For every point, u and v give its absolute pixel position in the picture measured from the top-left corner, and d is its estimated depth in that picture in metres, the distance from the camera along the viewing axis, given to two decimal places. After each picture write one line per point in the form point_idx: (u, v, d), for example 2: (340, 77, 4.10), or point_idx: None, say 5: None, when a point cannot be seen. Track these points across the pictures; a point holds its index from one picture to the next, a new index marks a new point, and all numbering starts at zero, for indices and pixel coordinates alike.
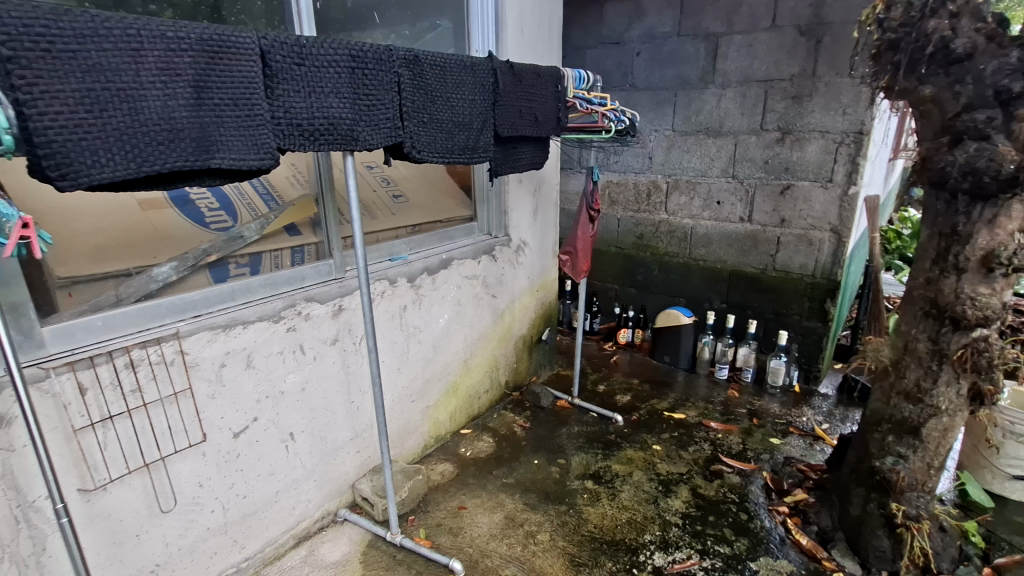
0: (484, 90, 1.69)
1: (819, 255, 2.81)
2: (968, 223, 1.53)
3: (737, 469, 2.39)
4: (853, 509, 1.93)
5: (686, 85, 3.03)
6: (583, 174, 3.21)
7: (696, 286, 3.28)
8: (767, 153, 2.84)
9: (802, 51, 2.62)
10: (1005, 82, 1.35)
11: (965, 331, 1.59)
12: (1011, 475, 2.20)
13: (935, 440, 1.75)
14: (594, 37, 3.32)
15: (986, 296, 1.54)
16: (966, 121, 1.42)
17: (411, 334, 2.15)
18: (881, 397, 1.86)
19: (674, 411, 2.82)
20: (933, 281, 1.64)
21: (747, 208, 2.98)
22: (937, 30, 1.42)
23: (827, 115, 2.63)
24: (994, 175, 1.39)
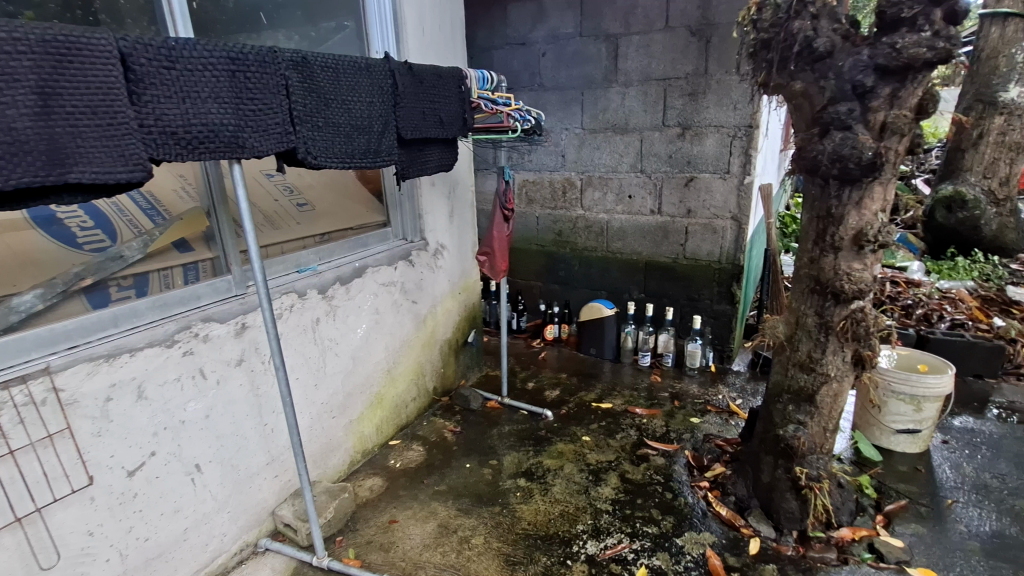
0: (383, 92, 1.65)
1: (723, 242, 3.00)
2: (839, 206, 1.68)
3: (661, 451, 2.49)
4: (765, 477, 2.08)
5: (591, 84, 3.12)
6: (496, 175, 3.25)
7: (614, 278, 3.39)
8: (670, 147, 2.99)
9: (694, 50, 2.78)
10: (860, 77, 1.50)
11: (845, 304, 1.76)
12: (895, 429, 2.45)
13: (827, 405, 1.92)
14: (499, 37, 3.34)
15: (859, 272, 1.71)
16: (832, 113, 1.55)
17: (327, 347, 2.06)
18: (780, 369, 2.00)
19: (601, 402, 2.90)
20: (816, 260, 1.78)
21: (656, 201, 3.12)
22: (801, 30, 1.55)
23: (720, 111, 2.81)
24: (857, 162, 1.54)
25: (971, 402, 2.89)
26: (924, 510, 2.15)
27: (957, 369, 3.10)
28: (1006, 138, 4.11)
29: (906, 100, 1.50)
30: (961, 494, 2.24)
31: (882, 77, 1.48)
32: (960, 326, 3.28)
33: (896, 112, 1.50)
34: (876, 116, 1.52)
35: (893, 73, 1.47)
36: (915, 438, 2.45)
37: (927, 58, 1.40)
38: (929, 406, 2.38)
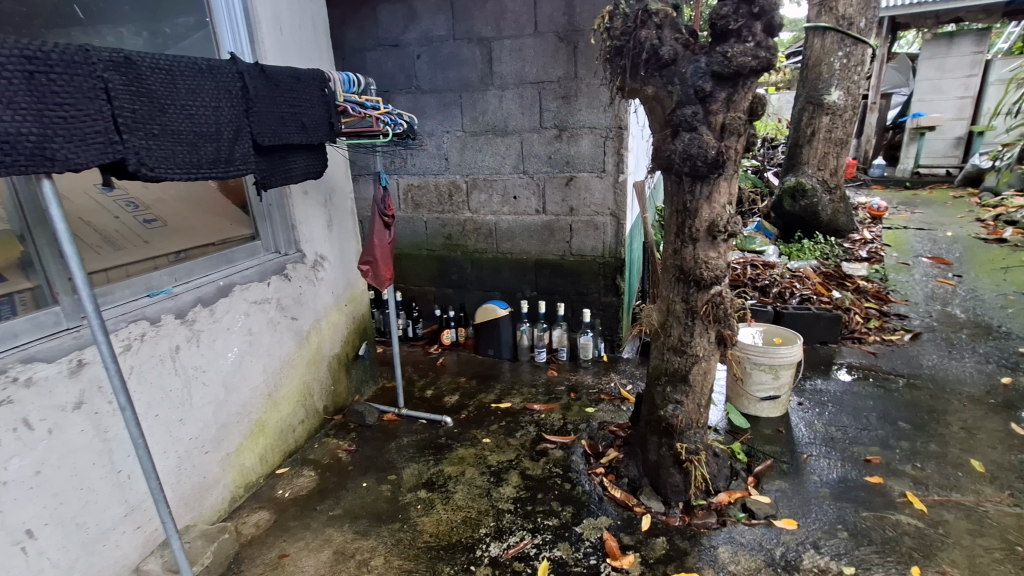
0: (231, 95, 1.53)
1: (604, 238, 3.16)
2: (693, 201, 1.83)
3: (559, 444, 2.56)
4: (652, 456, 2.21)
5: (468, 87, 3.13)
6: (372, 180, 3.18)
7: (506, 278, 3.44)
8: (549, 149, 3.08)
9: (563, 55, 2.90)
10: (700, 82, 1.64)
11: (705, 290, 1.92)
12: (760, 397, 2.73)
13: (699, 383, 2.08)
14: (371, 38, 3.25)
15: (714, 259, 1.87)
16: (680, 116, 1.68)
17: (191, 377, 1.87)
18: (658, 354, 2.14)
19: (500, 401, 2.92)
20: (678, 251, 1.93)
21: (540, 200, 3.20)
22: (647, 39, 1.67)
23: (592, 113, 2.95)
24: (704, 160, 1.68)
25: (819, 365, 3.31)
26: (786, 466, 2.43)
27: (807, 338, 3.52)
28: (833, 135, 4.74)
29: (739, 104, 1.67)
30: (814, 448, 2.55)
31: (719, 82, 1.64)
32: (807, 301, 3.75)
33: (732, 114, 1.66)
34: (716, 117, 1.68)
35: (727, 79, 1.63)
36: (776, 403, 2.75)
37: (753, 65, 1.58)
38: (784, 373, 2.68)
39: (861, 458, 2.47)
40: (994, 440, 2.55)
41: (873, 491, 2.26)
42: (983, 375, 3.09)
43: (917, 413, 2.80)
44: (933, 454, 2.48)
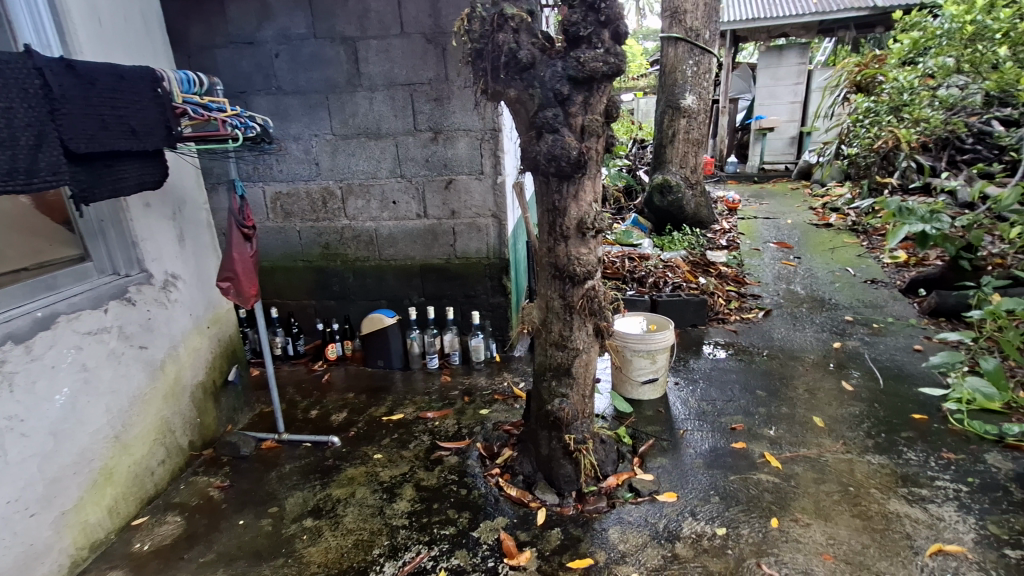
0: (27, 94, 1.30)
1: (488, 239, 3.18)
2: (561, 200, 1.89)
3: (454, 450, 2.53)
4: (543, 450, 2.26)
5: (335, 88, 2.99)
6: (226, 189, 2.95)
7: (392, 286, 3.34)
8: (426, 151, 3.04)
9: (433, 57, 2.87)
10: (558, 85, 1.70)
11: (580, 285, 2.00)
12: (641, 381, 2.91)
13: (581, 374, 2.16)
14: (220, 35, 2.97)
15: (585, 255, 1.95)
16: (542, 118, 1.73)
17: (4, 429, 1.58)
18: (542, 351, 2.19)
19: (392, 414, 2.82)
20: (552, 249, 1.98)
21: (420, 205, 3.15)
22: (506, 42, 1.71)
23: (465, 115, 2.96)
24: (567, 160, 1.75)
25: (692, 346, 3.61)
26: (665, 443, 2.61)
27: (680, 323, 3.83)
28: (691, 135, 5.20)
29: (595, 107, 1.76)
30: (689, 423, 2.77)
31: (575, 86, 1.71)
32: (678, 288, 4.06)
33: (590, 116, 1.75)
34: (576, 119, 1.75)
35: (582, 83, 1.71)
36: (655, 385, 2.95)
37: (604, 70, 1.67)
38: (660, 357, 2.88)
39: (728, 427, 2.73)
40: (831, 398, 2.96)
41: (738, 456, 2.51)
42: (820, 342, 3.57)
43: (771, 381, 3.16)
44: (785, 416, 2.81)
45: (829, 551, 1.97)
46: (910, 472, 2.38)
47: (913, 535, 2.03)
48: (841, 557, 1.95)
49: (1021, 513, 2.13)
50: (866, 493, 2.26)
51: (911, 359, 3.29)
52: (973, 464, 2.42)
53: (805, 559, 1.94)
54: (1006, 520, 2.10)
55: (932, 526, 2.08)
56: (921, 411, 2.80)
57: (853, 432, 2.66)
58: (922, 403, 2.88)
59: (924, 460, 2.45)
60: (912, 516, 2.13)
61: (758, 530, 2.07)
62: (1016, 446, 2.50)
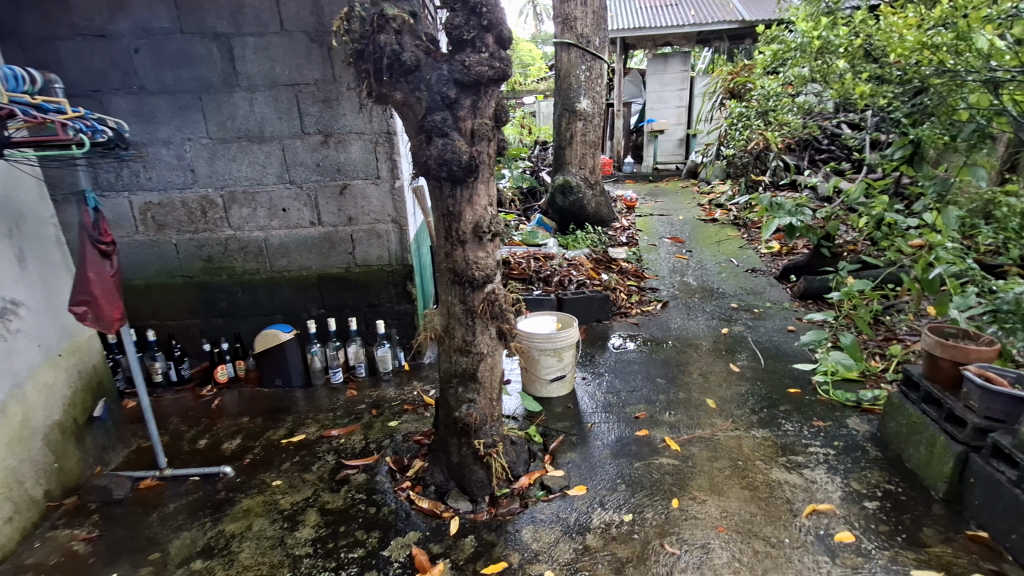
0: None
1: (389, 246, 3.09)
2: (455, 204, 1.87)
3: (361, 467, 2.42)
4: (454, 458, 2.22)
5: (209, 88, 2.76)
6: (74, 204, 2.63)
7: (287, 298, 3.14)
8: (316, 156, 2.89)
9: (317, 56, 2.74)
10: (444, 89, 1.69)
11: (480, 289, 2.00)
12: (549, 379, 2.97)
13: (487, 378, 2.16)
14: (64, 26, 2.63)
15: (483, 259, 1.95)
16: (431, 122, 1.71)
17: None
18: (446, 358, 2.15)
19: (292, 436, 2.65)
20: (450, 254, 1.95)
21: (314, 212, 2.99)
22: (388, 44, 1.67)
23: (356, 117, 2.85)
24: (459, 164, 1.73)
25: (597, 341, 3.75)
26: (575, 438, 2.67)
27: (586, 319, 3.96)
28: (587, 138, 5.40)
29: (484, 110, 1.76)
30: (596, 416, 2.87)
31: (462, 90, 1.71)
32: (583, 285, 4.19)
33: (479, 120, 1.75)
34: (466, 123, 1.74)
35: (469, 87, 1.71)
36: (563, 382, 3.02)
37: (490, 75, 1.69)
38: (566, 353, 2.96)
39: (632, 416, 2.86)
40: (720, 379, 3.21)
41: (641, 443, 2.63)
42: (711, 329, 3.85)
43: (669, 368, 3.36)
44: (682, 401, 3.00)
45: (723, 524, 2.12)
46: (788, 442, 2.63)
47: (792, 499, 2.25)
48: (733, 528, 2.11)
49: (876, 467, 2.44)
50: (752, 465, 2.47)
51: (786, 338, 3.66)
52: (837, 428, 2.73)
53: (702, 533, 2.08)
54: (865, 476, 2.39)
55: (807, 489, 2.31)
56: (796, 385, 3.12)
57: (740, 410, 2.90)
58: (795, 377, 3.21)
59: (799, 429, 2.72)
60: (791, 482, 2.35)
61: (661, 512, 2.19)
62: (871, 409, 2.86)
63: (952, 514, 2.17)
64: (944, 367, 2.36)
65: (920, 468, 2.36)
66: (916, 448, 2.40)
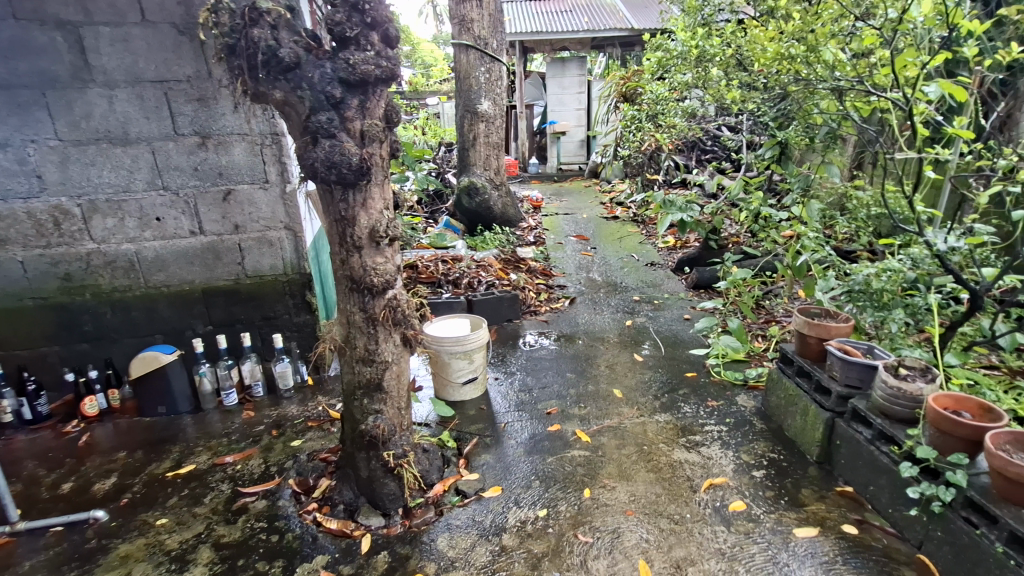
0: None
1: (283, 254, 2.92)
2: (348, 208, 1.79)
3: (261, 493, 2.25)
4: (363, 473, 2.13)
5: (56, 83, 2.46)
6: None
7: (167, 316, 2.86)
8: (193, 159, 2.67)
9: (188, 50, 2.54)
10: (328, 88, 1.62)
11: (381, 296, 1.93)
12: (461, 382, 2.95)
13: (393, 387, 2.10)
14: None
15: (382, 265, 1.89)
16: (316, 122, 1.63)
17: None
18: (349, 369, 2.06)
19: (180, 467, 2.40)
20: (346, 260, 1.87)
21: (194, 220, 2.75)
22: (262, 39, 1.57)
23: (238, 118, 2.67)
24: (349, 167, 1.66)
25: (509, 340, 3.78)
26: (488, 439, 2.67)
27: (497, 319, 3.98)
28: (491, 139, 5.43)
29: (373, 111, 1.71)
30: (509, 415, 2.89)
31: (348, 89, 1.65)
32: (492, 286, 4.20)
33: (368, 121, 1.69)
34: (354, 124, 1.68)
35: (356, 86, 1.65)
36: (476, 384, 3.01)
37: (377, 74, 1.64)
38: (477, 355, 2.95)
39: (544, 412, 2.91)
40: (626, 369, 3.37)
41: (554, 438, 2.69)
42: (615, 322, 4.03)
43: (578, 362, 3.47)
44: (591, 393, 3.10)
45: (632, 508, 2.22)
46: (687, 423, 2.81)
47: (691, 476, 2.41)
48: (641, 510, 2.21)
49: (762, 439, 2.68)
50: (656, 448, 2.61)
51: (683, 326, 3.92)
52: (728, 406, 2.96)
53: (612, 519, 2.16)
54: (752, 447, 2.61)
55: (704, 466, 2.48)
56: (692, 369, 3.35)
57: (644, 397, 3.06)
58: (692, 362, 3.44)
59: (696, 410, 2.92)
60: (690, 460, 2.52)
61: (574, 504, 2.24)
62: (756, 386, 3.14)
63: (824, 473, 2.43)
64: (811, 343, 2.64)
65: (797, 436, 2.62)
66: (793, 418, 2.67)
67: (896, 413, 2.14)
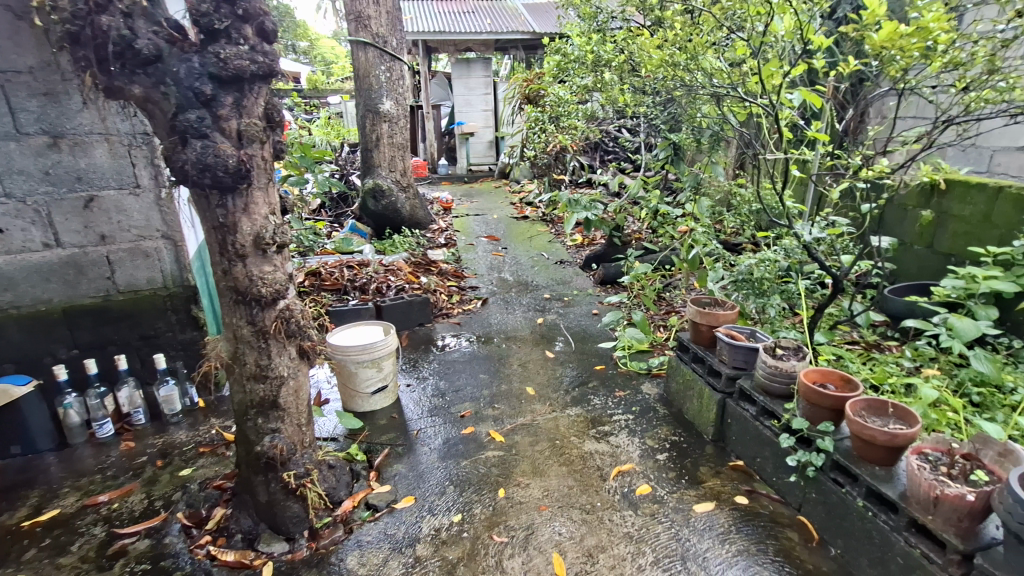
0: None
1: (162, 266, 2.71)
2: (228, 215, 1.66)
3: (143, 532, 2.02)
4: (261, 497, 1.99)
5: None
6: None
7: (19, 342, 2.50)
8: (42, 161, 2.39)
9: (29, 38, 2.27)
10: (197, 84, 1.49)
11: (271, 307, 1.81)
12: (370, 392, 2.85)
13: (292, 403, 1.98)
14: None
15: (271, 274, 1.77)
16: (183, 121, 1.50)
17: None
18: (239, 387, 1.91)
19: (40, 514, 2.10)
20: (228, 271, 1.73)
21: (47, 231, 2.45)
22: (113, 28, 1.41)
23: (98, 115, 2.44)
24: (225, 169, 1.54)
25: (421, 345, 3.71)
26: (400, 448, 2.60)
27: (408, 324, 3.89)
28: (395, 140, 5.30)
29: (251, 110, 1.60)
30: (422, 422, 2.83)
31: (220, 85, 1.53)
32: (402, 290, 4.10)
33: (246, 121, 1.58)
34: (229, 123, 1.56)
35: (229, 83, 1.53)
36: (386, 393, 2.92)
37: (253, 70, 1.53)
38: (386, 363, 2.86)
39: (458, 416, 2.89)
40: (538, 367, 3.43)
41: (468, 441, 2.67)
42: (527, 320, 4.09)
43: (491, 363, 3.48)
44: (504, 393, 3.12)
45: (546, 503, 2.26)
46: (596, 415, 2.92)
47: (601, 465, 2.50)
48: (554, 504, 2.26)
49: (664, 423, 2.84)
50: (567, 441, 2.68)
51: (591, 321, 4.06)
52: (634, 395, 3.11)
53: (527, 516, 2.18)
54: (656, 432, 2.76)
55: (612, 454, 2.59)
56: (601, 362, 3.48)
57: (556, 393, 3.13)
58: (600, 355, 3.57)
59: (605, 402, 3.03)
60: (599, 450, 2.61)
61: (488, 505, 2.24)
62: (658, 373, 3.32)
63: (718, 450, 2.63)
64: (703, 331, 2.84)
65: (695, 418, 2.81)
66: (691, 401, 2.85)
67: (775, 389, 2.36)
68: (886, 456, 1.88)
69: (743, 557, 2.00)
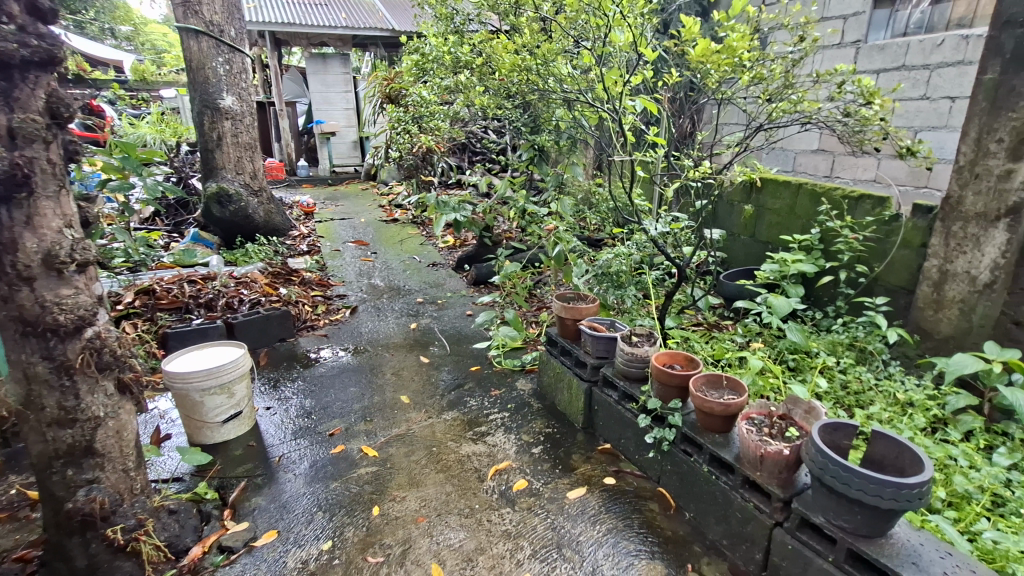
0: None
1: None
2: (3, 229, 1.38)
3: None
4: (79, 562, 1.67)
5: None
6: None
7: None
8: None
9: None
10: None
11: (74, 338, 1.53)
12: (221, 421, 2.56)
13: (113, 447, 1.69)
14: None
15: (70, 298, 1.50)
16: None
17: None
18: (37, 436, 1.59)
19: None
20: (8, 298, 1.42)
21: None
22: None
23: None
24: None
25: (282, 363, 3.41)
26: (260, 479, 2.36)
27: (267, 340, 3.57)
28: (240, 139, 4.82)
29: (26, 103, 1.36)
30: (284, 446, 2.60)
31: None
32: (258, 304, 3.73)
33: (20, 116, 1.35)
34: None
35: None
36: (240, 419, 2.65)
37: (23, 56, 1.31)
38: (238, 387, 2.59)
39: (326, 435, 2.71)
40: (412, 373, 3.34)
41: (338, 460, 2.52)
42: (400, 326, 3.97)
43: (363, 374, 3.32)
44: (378, 404, 2.99)
45: (423, 513, 2.20)
46: (473, 416, 2.92)
47: (479, 467, 2.50)
48: (431, 513, 2.21)
49: (538, 417, 2.93)
50: (445, 447, 2.65)
51: (465, 322, 4.07)
52: (509, 393, 3.17)
53: (403, 530, 2.11)
54: (531, 427, 2.84)
55: (490, 454, 2.60)
56: (476, 363, 3.49)
57: (431, 398, 3.07)
58: (475, 356, 3.59)
59: (481, 403, 3.05)
60: (477, 452, 2.62)
61: (362, 525, 2.13)
62: (531, 369, 3.43)
63: (588, 437, 2.77)
64: (569, 325, 2.98)
65: (566, 409, 2.93)
66: (561, 393, 2.98)
67: (632, 374, 2.54)
68: (723, 425, 2.12)
69: (612, 535, 2.12)
